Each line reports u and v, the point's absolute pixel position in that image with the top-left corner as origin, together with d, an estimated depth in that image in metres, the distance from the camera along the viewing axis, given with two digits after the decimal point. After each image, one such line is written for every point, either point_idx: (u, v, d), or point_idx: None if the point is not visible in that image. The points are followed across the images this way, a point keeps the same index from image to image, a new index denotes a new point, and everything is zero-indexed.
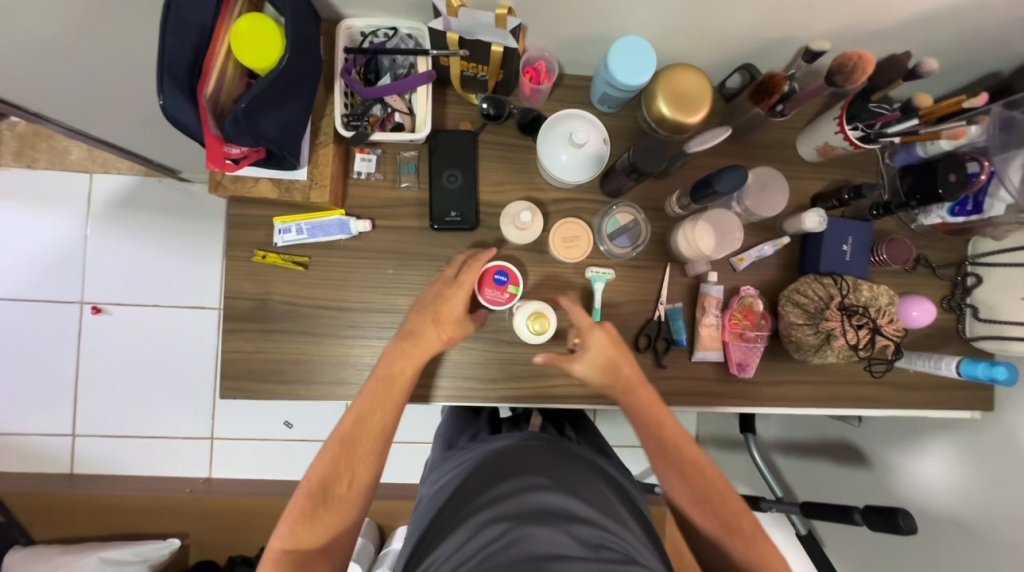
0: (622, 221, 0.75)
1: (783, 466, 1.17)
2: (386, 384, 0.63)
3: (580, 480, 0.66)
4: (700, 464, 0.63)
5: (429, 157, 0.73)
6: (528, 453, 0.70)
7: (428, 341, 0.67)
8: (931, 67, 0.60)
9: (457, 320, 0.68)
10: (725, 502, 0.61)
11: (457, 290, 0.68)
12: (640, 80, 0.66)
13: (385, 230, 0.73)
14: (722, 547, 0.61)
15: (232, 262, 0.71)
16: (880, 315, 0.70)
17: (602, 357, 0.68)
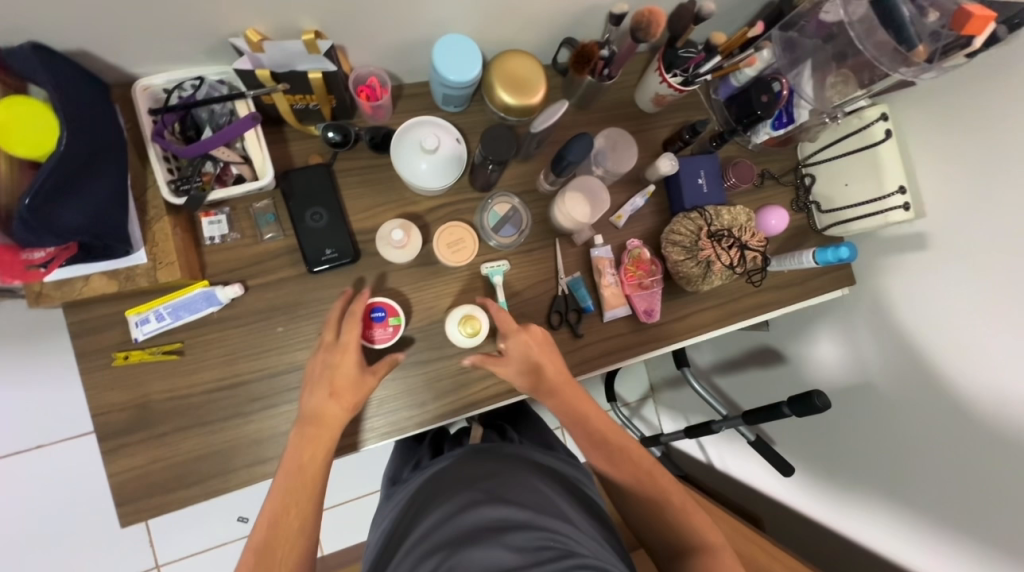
0: (502, 212, 0.76)
1: (727, 387, 1.27)
2: (296, 478, 0.59)
3: (521, 482, 0.67)
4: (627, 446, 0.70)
5: (286, 201, 0.69)
6: (469, 470, 0.70)
7: (327, 419, 0.62)
8: (709, 10, 0.65)
9: (355, 383, 0.64)
10: (651, 477, 0.68)
11: (342, 351, 0.64)
12: (470, 74, 0.66)
13: (261, 289, 0.68)
14: (656, 519, 0.67)
15: (90, 375, 0.62)
16: (743, 233, 0.79)
17: (534, 363, 0.70)
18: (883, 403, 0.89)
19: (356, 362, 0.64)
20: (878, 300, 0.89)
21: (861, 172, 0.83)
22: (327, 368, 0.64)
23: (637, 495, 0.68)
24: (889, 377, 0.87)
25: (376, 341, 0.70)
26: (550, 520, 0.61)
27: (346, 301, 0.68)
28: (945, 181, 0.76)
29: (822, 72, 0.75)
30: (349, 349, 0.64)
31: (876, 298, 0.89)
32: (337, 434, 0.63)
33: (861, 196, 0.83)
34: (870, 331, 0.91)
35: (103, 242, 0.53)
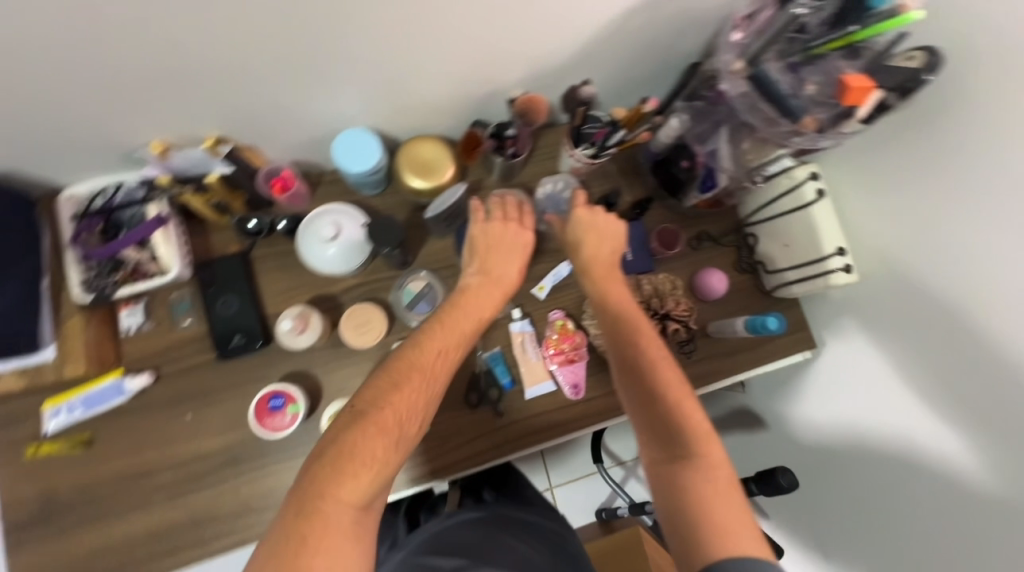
0: (416, 289, 0.76)
1: (725, 449, 1.18)
2: (389, 397, 0.54)
3: (491, 550, 0.72)
4: (645, 335, 0.61)
5: (201, 290, 0.72)
6: (444, 539, 0.74)
7: (394, 414, 0.54)
8: (590, 90, 0.74)
9: (500, 251, 0.70)
10: (658, 372, 0.58)
11: (499, 238, 0.70)
12: (373, 163, 0.70)
13: (172, 376, 0.70)
14: (657, 422, 0.56)
15: (3, 467, 0.65)
16: (664, 303, 0.76)
17: (598, 261, 0.68)
18: (869, 476, 0.77)
19: (492, 245, 0.70)
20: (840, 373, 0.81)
21: (798, 234, 0.78)
22: (481, 270, 0.68)
23: (640, 391, 0.58)
24: (861, 448, 0.78)
25: (273, 431, 0.68)
26: None
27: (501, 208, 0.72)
28: (889, 242, 0.70)
29: (739, 135, 0.72)
30: (511, 254, 0.70)
31: (841, 361, 0.81)
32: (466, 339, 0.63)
33: (800, 258, 0.79)
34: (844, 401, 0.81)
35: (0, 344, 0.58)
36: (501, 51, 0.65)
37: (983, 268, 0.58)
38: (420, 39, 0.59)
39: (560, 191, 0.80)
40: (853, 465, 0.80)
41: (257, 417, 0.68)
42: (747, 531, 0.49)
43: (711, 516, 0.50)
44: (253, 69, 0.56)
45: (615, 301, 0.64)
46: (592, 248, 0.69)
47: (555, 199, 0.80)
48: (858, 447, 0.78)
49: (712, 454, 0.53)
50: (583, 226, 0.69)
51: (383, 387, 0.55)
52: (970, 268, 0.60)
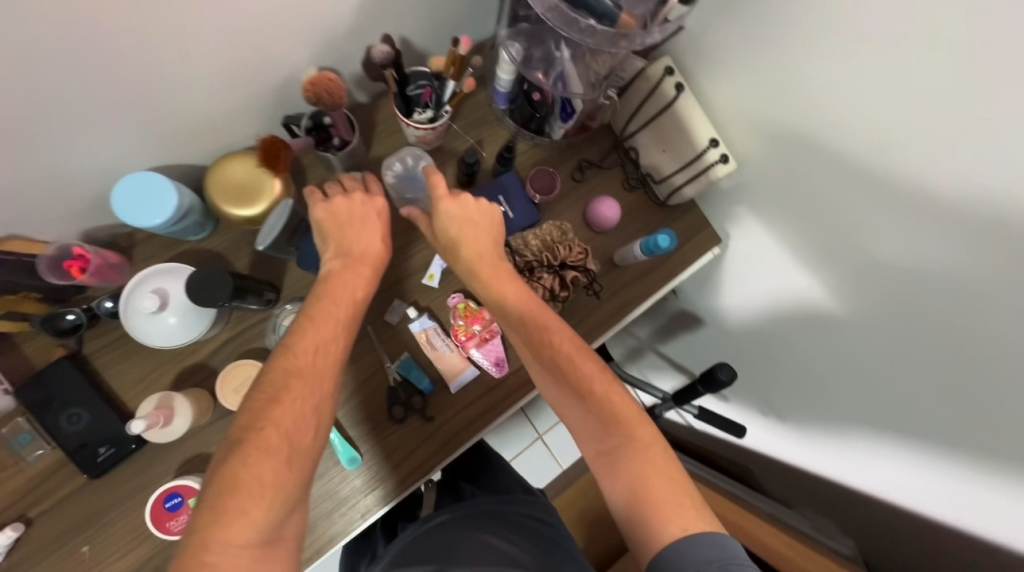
0: (294, 324, 0.68)
1: (680, 354, 1.21)
2: (286, 377, 0.49)
3: (464, 542, 0.69)
4: (551, 328, 0.57)
5: (36, 414, 0.61)
6: (421, 545, 0.71)
7: (277, 431, 0.46)
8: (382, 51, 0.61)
9: (364, 205, 0.64)
10: (571, 364, 0.54)
11: (344, 214, 0.63)
12: (164, 210, 0.57)
13: (46, 516, 0.60)
14: (585, 418, 0.54)
15: None
16: (556, 253, 0.69)
17: (481, 258, 0.63)
18: (807, 352, 0.76)
19: (340, 223, 0.63)
20: (756, 258, 0.79)
21: (671, 135, 0.75)
22: (347, 238, 0.62)
23: (562, 389, 0.55)
24: (786, 324, 0.78)
25: (180, 533, 0.60)
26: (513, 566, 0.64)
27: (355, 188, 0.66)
28: (752, 117, 0.67)
29: (577, 50, 0.65)
30: (373, 209, 0.64)
31: (750, 247, 0.79)
32: (353, 303, 0.58)
33: (678, 161, 0.75)
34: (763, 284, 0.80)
35: None
36: (259, 30, 0.54)
37: (826, 118, 0.56)
38: (139, 44, 0.47)
39: (412, 166, 0.72)
40: (785, 343, 0.80)
41: (157, 525, 0.60)
42: (687, 509, 0.48)
43: (654, 503, 0.48)
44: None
45: (512, 300, 0.60)
46: (472, 242, 0.63)
47: (412, 176, 0.72)
48: (784, 325, 0.78)
49: (643, 435, 0.52)
50: (455, 220, 0.64)
51: (269, 385, 0.48)
52: (818, 122, 0.58)
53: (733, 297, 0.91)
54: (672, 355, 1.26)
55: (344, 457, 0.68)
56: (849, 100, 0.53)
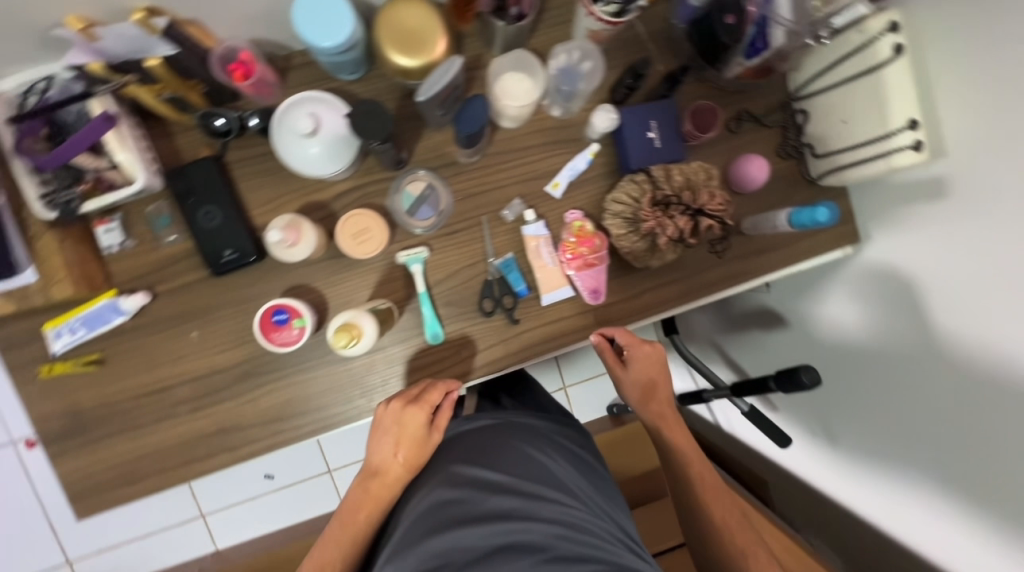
0: (416, 192, 0.68)
1: (736, 349, 1.18)
2: (371, 470, 0.67)
3: (516, 455, 0.65)
4: (683, 449, 0.72)
5: (178, 201, 0.65)
6: (468, 440, 0.68)
7: (372, 494, 0.66)
8: None
9: (404, 420, 0.67)
10: (699, 477, 0.70)
11: (389, 427, 0.68)
12: (340, 33, 0.56)
13: (169, 295, 0.66)
14: (715, 525, 0.67)
15: (23, 388, 0.65)
16: (697, 195, 0.65)
17: (648, 388, 0.74)
18: (879, 383, 0.77)
19: (382, 432, 0.69)
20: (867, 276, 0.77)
21: (858, 105, 0.65)
22: (413, 395, 0.69)
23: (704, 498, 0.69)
24: (867, 352, 0.78)
25: (282, 345, 0.66)
26: (568, 493, 0.63)
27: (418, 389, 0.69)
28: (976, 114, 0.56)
29: None
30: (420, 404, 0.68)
31: (874, 269, 0.76)
32: (420, 429, 0.67)
33: (858, 137, 0.67)
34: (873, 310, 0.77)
35: None
36: None
37: (981, 186, 0.58)
38: None
39: (576, 64, 0.65)
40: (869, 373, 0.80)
41: (263, 332, 0.65)
42: None
43: None
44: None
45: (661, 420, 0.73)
46: (655, 391, 0.74)
47: (572, 77, 0.66)
48: (878, 355, 0.77)
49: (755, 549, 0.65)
50: (642, 387, 0.74)
51: (366, 473, 0.68)
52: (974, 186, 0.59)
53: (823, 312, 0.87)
54: (730, 352, 1.21)
55: (429, 331, 0.70)
56: (994, 179, 0.56)
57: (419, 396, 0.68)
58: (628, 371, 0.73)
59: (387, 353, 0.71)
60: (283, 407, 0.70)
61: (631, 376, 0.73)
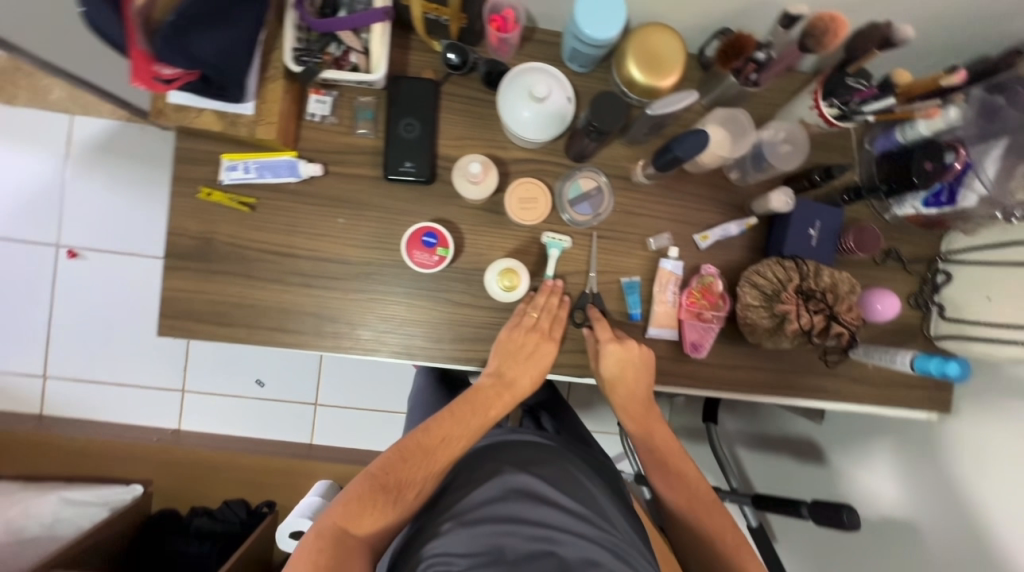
0: (584, 187, 0.73)
1: (756, 463, 1.17)
2: (454, 411, 0.67)
3: (569, 475, 0.65)
4: (654, 436, 0.72)
5: (388, 105, 0.70)
6: (525, 444, 0.68)
7: (444, 441, 0.65)
8: (904, 34, 0.58)
9: (534, 342, 0.71)
10: (671, 464, 0.70)
11: (530, 345, 0.71)
12: (610, 33, 0.62)
13: (337, 177, 0.70)
14: (685, 515, 0.67)
15: (174, 199, 0.69)
16: (838, 302, 0.68)
17: (620, 378, 0.70)
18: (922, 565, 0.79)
19: (516, 355, 0.70)
20: (939, 452, 0.80)
21: (1011, 288, 0.66)
22: (531, 320, 0.71)
23: (676, 488, 0.68)
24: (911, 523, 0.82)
25: (418, 266, 0.71)
26: (613, 520, 0.62)
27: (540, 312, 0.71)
28: None
29: (1015, 158, 0.61)
30: (543, 334, 0.71)
31: (952, 446, 0.78)
32: (540, 349, 0.71)
33: (994, 316, 0.68)
34: (933, 480, 0.80)
35: (224, 80, 0.57)
36: None
37: None
38: None
39: (777, 143, 0.69)
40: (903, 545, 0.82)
41: (410, 249, 0.70)
42: None
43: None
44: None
45: (629, 408, 0.73)
46: (629, 384, 0.71)
47: (773, 153, 0.70)
48: (936, 541, 0.78)
49: (739, 546, 0.64)
50: (620, 369, 0.70)
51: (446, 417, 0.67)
52: None
53: (872, 464, 0.90)
54: (746, 463, 1.20)
55: None
56: None
57: (539, 325, 0.71)
58: (607, 352, 0.70)
59: (492, 314, 0.74)
60: (380, 318, 0.73)
61: (609, 364, 0.70)
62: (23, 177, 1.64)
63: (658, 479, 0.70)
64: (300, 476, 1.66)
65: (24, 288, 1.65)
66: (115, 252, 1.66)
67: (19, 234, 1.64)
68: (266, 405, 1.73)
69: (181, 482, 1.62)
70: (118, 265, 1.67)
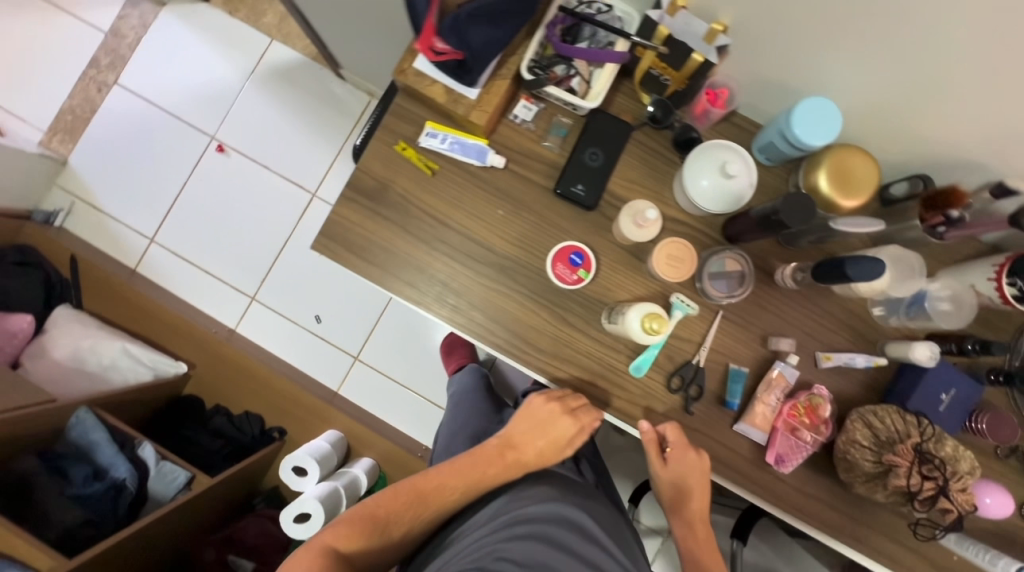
0: (727, 267, 0.75)
1: None
2: (461, 463, 0.78)
3: (583, 534, 0.76)
4: (694, 534, 0.82)
5: (581, 131, 0.76)
6: (549, 496, 0.79)
7: (446, 486, 0.76)
8: None
9: (556, 422, 0.77)
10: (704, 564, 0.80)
11: (542, 421, 0.78)
12: (816, 140, 0.65)
13: (513, 174, 0.77)
14: None
15: (374, 143, 0.77)
16: (954, 477, 0.64)
17: (681, 485, 0.77)
18: None
19: (535, 424, 0.78)
20: None
21: None
22: (561, 401, 0.77)
23: None
24: None
25: (556, 277, 0.76)
26: None
27: (571, 400, 0.77)
28: None
29: None
30: (568, 416, 0.76)
31: None
32: (556, 429, 0.77)
33: None
34: None
35: (472, 67, 0.66)
36: None
37: None
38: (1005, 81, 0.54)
39: (938, 298, 0.68)
40: None
41: (554, 262, 0.75)
42: None
43: None
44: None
45: (685, 506, 0.81)
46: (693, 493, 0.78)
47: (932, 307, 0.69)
48: None
49: None
50: (685, 475, 0.75)
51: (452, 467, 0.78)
52: None
53: None
54: None
55: (637, 362, 0.75)
56: None
57: (569, 408, 0.76)
58: (674, 460, 0.74)
59: (596, 347, 0.76)
60: (497, 310, 0.77)
61: (672, 467, 0.75)
62: (212, 75, 1.88)
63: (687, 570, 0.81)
64: (316, 418, 1.69)
65: (172, 161, 1.87)
66: (255, 160, 1.86)
67: (188, 117, 1.87)
68: (315, 341, 1.82)
69: (216, 378, 1.71)
70: (252, 171, 1.86)
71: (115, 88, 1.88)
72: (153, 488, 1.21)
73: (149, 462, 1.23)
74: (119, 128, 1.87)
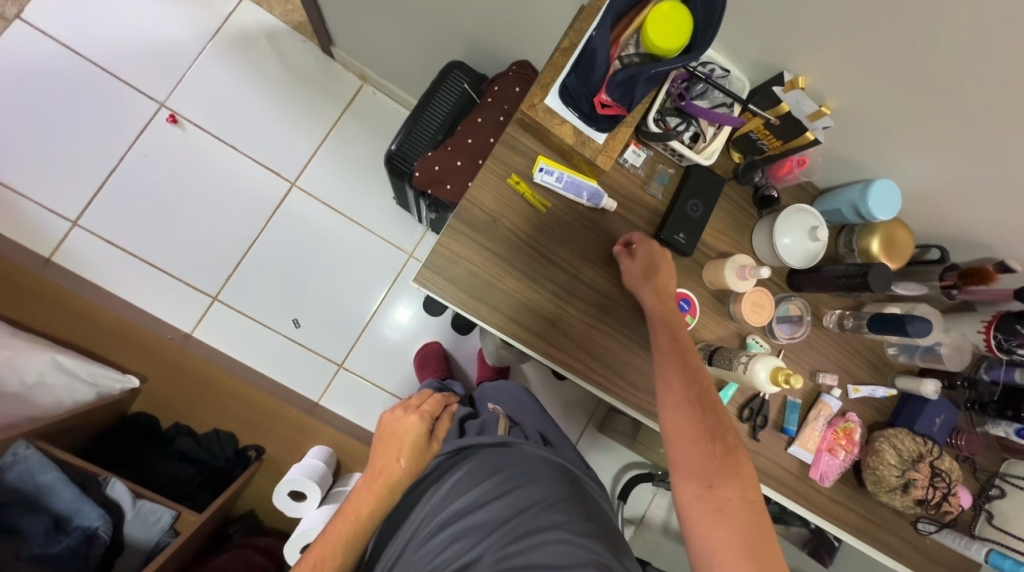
0: (791, 312, 0.86)
1: None
2: (349, 511, 0.79)
3: (519, 487, 0.84)
4: (719, 409, 0.70)
5: (682, 179, 0.80)
6: (484, 466, 0.86)
7: (345, 532, 0.78)
8: None
9: (399, 425, 0.86)
10: (711, 408, 0.69)
11: (395, 433, 0.85)
12: (881, 214, 0.79)
13: (618, 216, 0.79)
14: (705, 459, 0.67)
15: (484, 173, 0.74)
16: (951, 484, 0.84)
17: (664, 297, 0.74)
18: None
19: (393, 434, 0.85)
20: None
21: None
22: (406, 407, 0.89)
23: (694, 419, 0.68)
24: None
25: None
26: (566, 528, 0.80)
27: (417, 403, 0.91)
28: None
29: None
30: (410, 412, 0.87)
31: None
32: (410, 430, 0.85)
33: None
34: None
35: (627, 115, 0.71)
36: None
37: None
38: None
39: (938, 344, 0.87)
40: None
41: None
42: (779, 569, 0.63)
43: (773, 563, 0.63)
44: (942, 106, 0.67)
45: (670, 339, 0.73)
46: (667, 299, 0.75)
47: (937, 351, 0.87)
48: None
49: (751, 493, 0.66)
50: (661, 262, 0.75)
51: (348, 516, 0.79)
52: None
53: None
54: None
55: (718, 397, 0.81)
56: None
57: (407, 408, 0.88)
58: (648, 247, 0.76)
59: None
60: (598, 348, 0.78)
61: (655, 265, 0.75)
62: (157, 26, 1.55)
63: (675, 414, 0.69)
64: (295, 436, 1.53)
65: (99, 126, 1.52)
66: (215, 135, 1.57)
67: (124, 75, 1.53)
68: (292, 347, 1.59)
69: (172, 391, 1.47)
70: (209, 150, 1.57)
71: (17, 24, 1.48)
72: (131, 532, 1.04)
73: (124, 504, 1.05)
74: (23, 78, 1.47)
